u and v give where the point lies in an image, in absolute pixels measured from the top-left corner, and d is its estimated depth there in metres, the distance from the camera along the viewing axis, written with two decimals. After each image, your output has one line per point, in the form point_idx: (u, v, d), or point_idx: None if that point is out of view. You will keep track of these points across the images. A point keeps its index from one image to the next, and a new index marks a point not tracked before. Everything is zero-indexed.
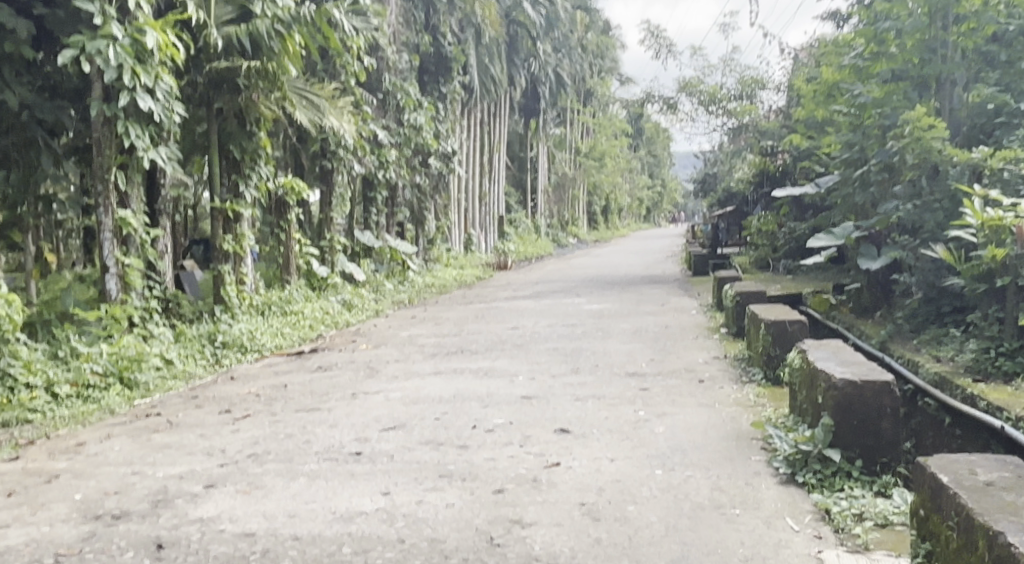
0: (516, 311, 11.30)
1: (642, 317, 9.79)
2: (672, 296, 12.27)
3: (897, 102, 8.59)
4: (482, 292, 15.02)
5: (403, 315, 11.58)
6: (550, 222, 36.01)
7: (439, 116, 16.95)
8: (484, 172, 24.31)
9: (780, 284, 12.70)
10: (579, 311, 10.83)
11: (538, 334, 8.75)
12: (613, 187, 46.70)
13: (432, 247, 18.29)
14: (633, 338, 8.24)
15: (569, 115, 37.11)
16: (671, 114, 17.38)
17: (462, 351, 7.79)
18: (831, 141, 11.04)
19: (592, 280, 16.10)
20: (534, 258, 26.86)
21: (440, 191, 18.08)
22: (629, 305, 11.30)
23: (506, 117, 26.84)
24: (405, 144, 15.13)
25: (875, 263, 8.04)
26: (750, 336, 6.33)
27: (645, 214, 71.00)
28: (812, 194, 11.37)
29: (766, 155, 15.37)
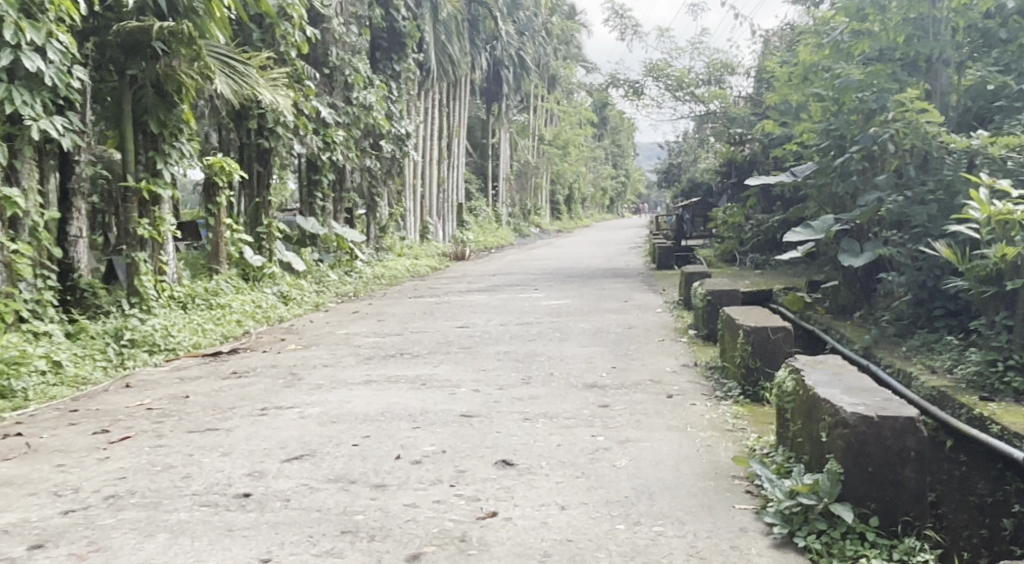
0: (468, 307, 10.43)
1: (602, 315, 9.01)
2: (636, 292, 11.51)
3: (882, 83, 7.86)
4: (435, 284, 14.11)
5: (346, 309, 10.64)
6: (512, 212, 35.16)
7: (392, 97, 16.01)
8: (442, 158, 23.42)
9: (750, 280, 11.97)
10: (536, 307, 10.02)
11: (489, 334, 7.91)
12: (577, 176, 45.97)
13: (385, 235, 17.35)
14: (593, 340, 7.45)
15: (532, 101, 36.28)
16: (636, 99, 16.61)
17: (401, 354, 6.92)
18: (806, 127, 10.34)
19: (552, 273, 15.28)
20: (494, 248, 26.01)
21: (393, 176, 17.14)
22: (588, 301, 10.52)
23: (466, 101, 25.93)
24: (355, 125, 14.18)
25: (858, 260, 7.29)
26: (725, 343, 5.54)
27: (609, 205, 70.48)
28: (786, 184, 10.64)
29: (735, 143, 14.67)
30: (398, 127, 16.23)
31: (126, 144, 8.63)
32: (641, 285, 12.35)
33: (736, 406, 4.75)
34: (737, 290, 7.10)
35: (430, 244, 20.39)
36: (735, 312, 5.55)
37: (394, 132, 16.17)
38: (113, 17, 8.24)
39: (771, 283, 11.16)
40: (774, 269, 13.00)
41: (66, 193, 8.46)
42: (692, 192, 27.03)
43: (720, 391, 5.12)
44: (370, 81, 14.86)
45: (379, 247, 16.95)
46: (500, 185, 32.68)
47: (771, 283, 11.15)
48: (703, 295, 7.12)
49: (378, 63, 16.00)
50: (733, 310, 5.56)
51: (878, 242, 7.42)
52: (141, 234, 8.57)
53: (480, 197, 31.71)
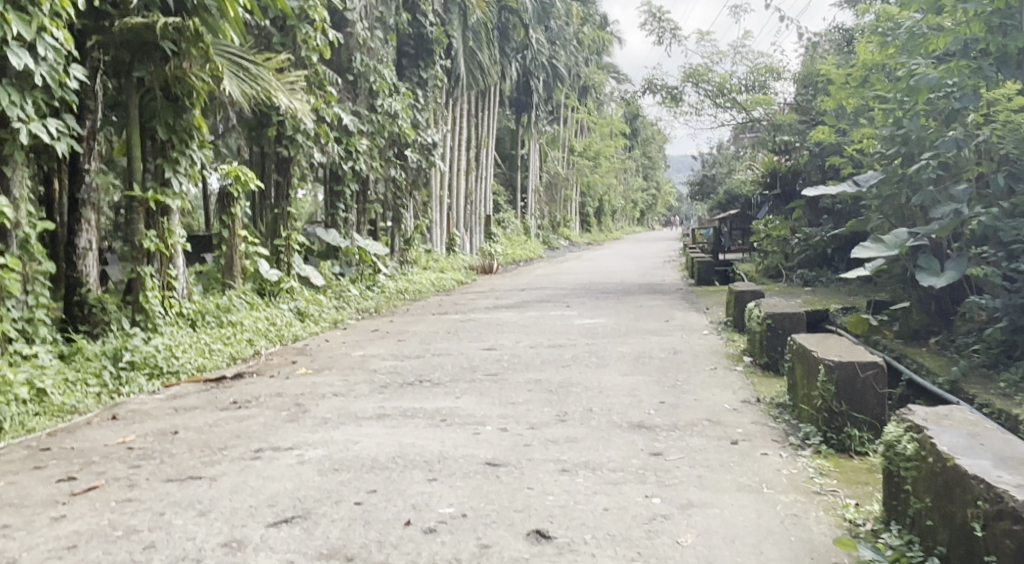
0: (496, 325, 9.74)
1: (643, 337, 8.25)
2: (676, 311, 10.72)
3: (967, 80, 7.05)
4: (461, 300, 13.43)
5: (366, 327, 9.98)
6: (541, 224, 34.43)
7: (418, 105, 15.39)
8: (470, 168, 22.77)
9: (799, 298, 11.15)
10: (569, 327, 9.28)
11: (518, 359, 7.20)
12: (607, 188, 45.16)
13: (410, 248, 16.70)
14: (634, 367, 6.70)
15: (563, 112, 35.57)
16: (674, 107, 15.84)
17: (422, 382, 6.23)
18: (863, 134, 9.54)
19: (585, 288, 14.52)
20: (523, 261, 25.27)
21: (419, 187, 16.53)
22: (626, 321, 9.76)
23: (496, 111, 25.28)
24: (379, 133, 13.59)
25: (942, 279, 6.55)
26: (798, 380, 4.85)
27: (639, 217, 69.58)
28: (842, 194, 9.80)
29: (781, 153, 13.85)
30: (424, 136, 15.61)
31: (132, 151, 7.91)
32: (681, 304, 11.57)
33: (818, 458, 4.06)
34: (801, 314, 6.35)
35: (457, 257, 19.71)
36: (807, 344, 4.85)
37: (419, 142, 15.56)
38: (117, 12, 7.51)
39: (823, 302, 10.34)
40: (824, 288, 12.15)
41: (72, 202, 7.83)
42: (728, 205, 26.16)
43: (795, 436, 4.41)
44: (396, 88, 14.26)
45: (403, 261, 16.30)
46: (530, 197, 31.97)
47: (822, 303, 10.33)
48: (763, 318, 6.38)
49: (405, 70, 15.41)
50: (804, 341, 4.86)
51: (961, 261, 6.66)
52: (147, 246, 7.86)
53: (509, 209, 31.01)
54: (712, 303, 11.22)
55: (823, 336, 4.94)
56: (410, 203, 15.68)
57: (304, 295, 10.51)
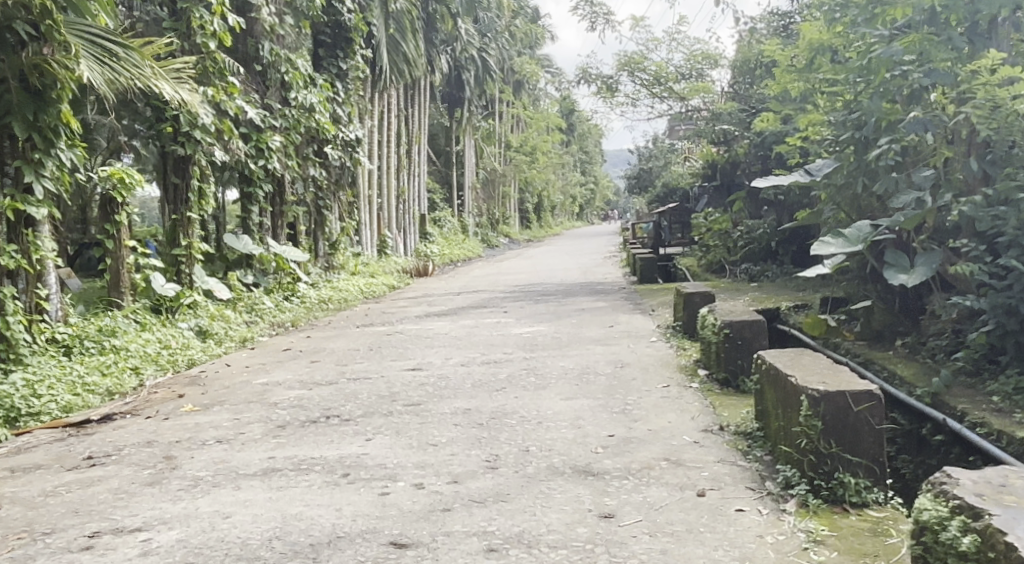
0: (423, 338, 8.81)
1: (585, 349, 7.41)
2: (620, 315, 9.93)
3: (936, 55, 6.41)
4: (390, 307, 12.45)
5: (279, 344, 8.95)
6: (479, 222, 33.46)
7: (337, 99, 14.42)
8: (401, 166, 21.76)
9: (749, 296, 10.45)
10: (504, 337, 8.39)
11: (445, 381, 6.28)
12: (545, 183, 44.39)
13: (336, 252, 15.62)
14: (577, 387, 5.84)
15: (497, 106, 34.63)
16: (610, 97, 15.08)
17: (329, 417, 5.27)
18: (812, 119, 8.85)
19: (523, 290, 13.68)
20: (461, 262, 24.32)
21: (344, 186, 15.54)
22: (568, 328, 8.93)
23: (426, 105, 24.26)
24: (295, 128, 12.70)
25: (915, 278, 5.85)
26: (770, 409, 4.05)
27: (578, 212, 69.06)
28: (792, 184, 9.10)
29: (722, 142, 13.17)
30: (345, 130, 14.66)
31: None
32: (626, 306, 10.78)
33: (806, 516, 3.22)
34: (763, 320, 5.58)
35: (388, 260, 18.67)
36: (776, 366, 4.06)
37: (341, 136, 14.61)
38: None
39: (776, 300, 9.64)
40: (774, 284, 11.50)
41: None
42: (668, 197, 25.60)
43: (772, 482, 3.59)
44: (311, 79, 13.31)
45: (329, 266, 15.24)
46: (466, 194, 31.01)
47: (775, 300, 9.64)
48: (721, 328, 5.58)
49: (321, 62, 14.36)
50: (772, 363, 4.08)
51: (934, 256, 5.99)
52: (6, 263, 6.69)
53: (446, 207, 30.02)
54: (658, 304, 10.46)
55: (794, 357, 4.20)
56: (333, 204, 14.73)
57: (209, 311, 9.47)
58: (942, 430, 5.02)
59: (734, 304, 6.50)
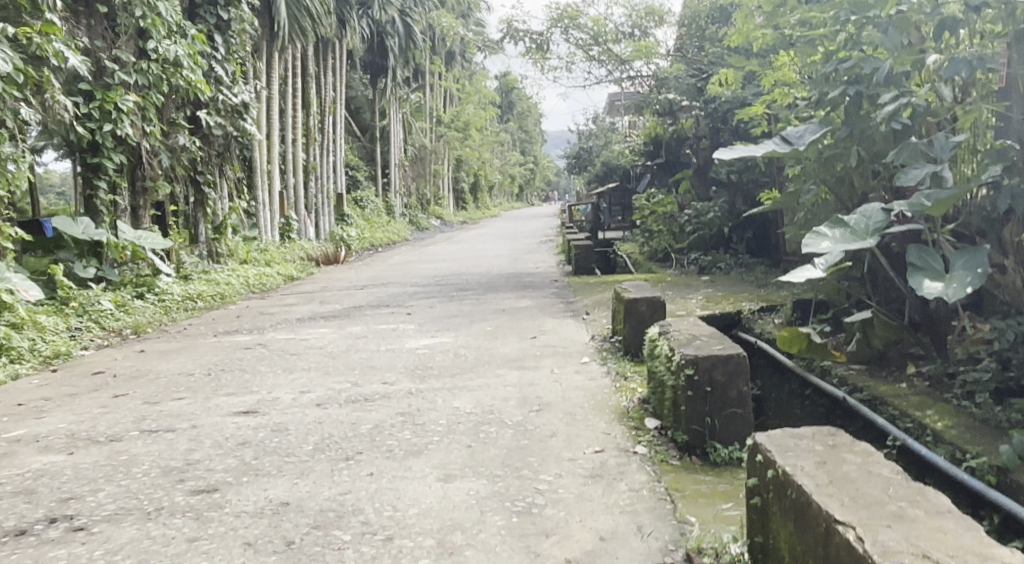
0: (290, 352, 6.79)
1: (491, 376, 5.48)
2: (545, 319, 8.04)
3: None
4: (275, 305, 10.38)
5: (98, 365, 6.88)
6: (407, 202, 31.28)
7: (214, 55, 12.37)
8: (310, 139, 19.57)
9: (703, 294, 8.66)
10: (390, 355, 6.42)
11: (276, 438, 4.31)
12: (480, 162, 42.30)
13: (224, 237, 13.37)
14: (464, 451, 3.93)
15: (428, 78, 32.37)
16: (541, 60, 13.12)
17: (52, 522, 3.31)
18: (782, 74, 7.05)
19: (438, 283, 11.73)
20: (382, 246, 22.20)
21: (231, 160, 13.44)
22: (476, 339, 7.00)
23: (342, 73, 21.96)
24: (156, 88, 10.74)
25: (950, 290, 4.05)
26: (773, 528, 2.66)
27: (517, 194, 67.24)
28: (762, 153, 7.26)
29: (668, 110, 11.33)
30: (228, 94, 12.58)
31: None
32: (554, 307, 8.88)
33: None
34: (744, 355, 3.69)
35: (292, 246, 16.50)
36: (773, 456, 2.71)
37: (222, 100, 12.55)
38: None
39: (737, 302, 7.84)
40: (729, 279, 9.74)
41: None
42: (608, 177, 23.88)
43: None
44: (179, 30, 11.26)
45: (211, 255, 13.05)
46: (392, 172, 28.76)
47: (736, 301, 7.85)
48: (680, 368, 3.69)
49: (197, 10, 12.34)
50: (768, 449, 2.72)
51: (975, 257, 4.18)
52: None
53: (370, 187, 27.74)
54: (593, 305, 8.60)
55: (799, 428, 2.89)
56: (214, 180, 12.70)
57: (19, 315, 7.76)
58: (1018, 532, 3.34)
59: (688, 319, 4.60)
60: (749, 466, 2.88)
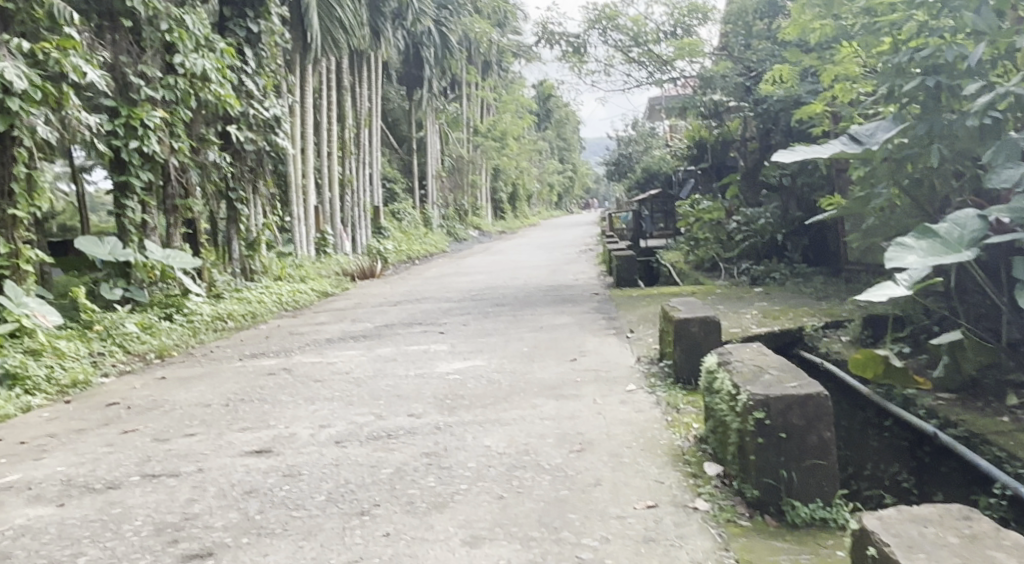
0: (316, 378, 6.31)
1: (528, 407, 4.96)
2: (587, 338, 7.49)
3: None
4: (306, 323, 9.98)
5: (112, 395, 6.49)
6: (445, 213, 30.92)
7: (244, 69, 12.02)
8: (346, 152, 19.26)
9: (757, 307, 8.07)
10: (420, 382, 5.93)
11: (287, 486, 3.84)
12: (518, 171, 41.85)
13: (258, 255, 13.02)
14: (497, 505, 3.41)
15: (464, 88, 32.03)
16: (579, 64, 12.59)
17: None
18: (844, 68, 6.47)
19: (475, 298, 11.25)
20: (420, 258, 21.81)
21: (264, 175, 13.11)
22: (513, 361, 6.47)
23: (377, 84, 21.67)
24: (184, 103, 10.39)
25: None
26: None
27: (557, 202, 66.71)
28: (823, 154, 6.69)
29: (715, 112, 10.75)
30: (260, 108, 12.24)
31: None
32: (597, 323, 8.32)
33: None
34: (824, 395, 3.24)
35: (327, 261, 16.14)
36: (892, 550, 2.64)
37: (254, 114, 12.21)
38: None
39: (796, 317, 7.22)
40: (784, 291, 9.10)
41: None
42: (649, 184, 23.26)
43: None
44: (208, 43, 10.88)
45: (244, 272, 12.70)
46: (429, 183, 28.38)
47: (795, 317, 7.24)
48: (749, 410, 3.24)
49: (226, 23, 12.17)
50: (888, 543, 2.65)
51: None
52: None
53: (407, 198, 27.38)
54: (639, 321, 8.03)
55: (923, 511, 2.80)
56: (246, 196, 12.37)
57: (40, 341, 7.45)
58: None
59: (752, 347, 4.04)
60: (862, 553, 2.81)
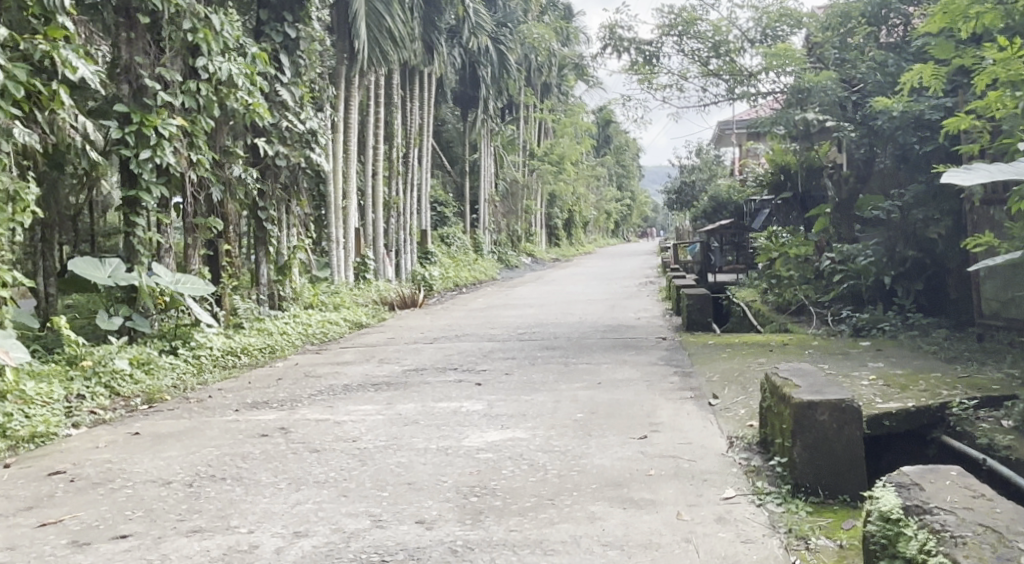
0: (313, 446, 4.98)
1: (584, 520, 3.57)
2: (656, 402, 6.04)
3: None
4: (329, 361, 8.67)
5: (63, 455, 5.21)
6: (496, 239, 29.64)
7: (278, 78, 10.75)
8: (393, 171, 18.08)
9: (871, 370, 6.56)
10: (442, 462, 4.56)
11: None
12: (574, 197, 40.41)
13: (288, 279, 11.79)
14: None
15: (521, 110, 30.81)
16: (649, 77, 11.17)
17: None
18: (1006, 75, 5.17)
19: (524, 339, 9.84)
20: (468, 286, 20.51)
21: (298, 194, 11.89)
22: (565, 435, 5.06)
23: (429, 102, 20.54)
24: (207, 111, 9.00)
25: None
26: None
27: (613, 230, 65.12)
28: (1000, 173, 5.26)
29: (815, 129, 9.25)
30: (295, 120, 11.01)
31: None
32: (667, 380, 6.87)
33: None
34: None
35: (367, 288, 14.89)
36: None
37: (287, 127, 11.00)
38: None
39: (928, 390, 5.68)
40: (897, 349, 7.57)
41: None
42: (716, 216, 21.68)
43: None
44: (238, 46, 9.57)
45: (271, 299, 11.50)
46: (481, 207, 27.14)
47: (925, 390, 5.70)
48: None
49: (262, 26, 10.84)
50: None
51: None
52: None
53: (458, 222, 26.16)
54: (722, 382, 6.55)
55: None
56: (276, 216, 11.19)
57: (5, 382, 6.09)
58: None
59: (935, 475, 3.16)
60: None
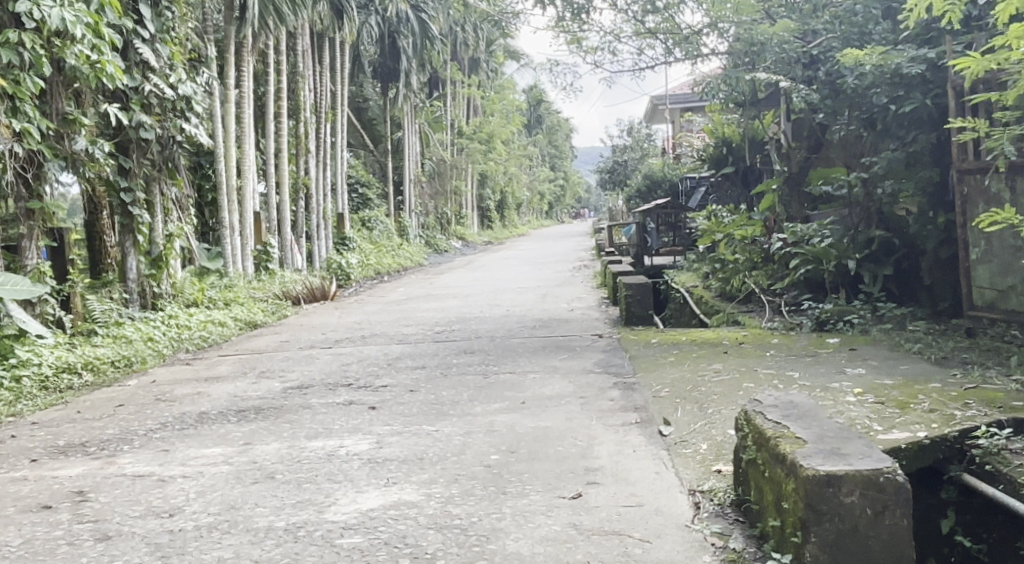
0: (108, 531, 3.53)
1: None
2: (592, 432, 4.67)
3: None
4: (196, 378, 7.11)
5: None
6: (424, 222, 28.03)
7: (139, 32, 9.21)
8: (302, 148, 16.41)
9: (855, 376, 5.31)
10: (285, 557, 3.15)
11: None
12: (505, 177, 38.93)
13: (162, 272, 10.27)
14: None
15: (447, 85, 29.17)
16: (579, 36, 9.79)
17: None
18: None
19: (437, 340, 8.40)
20: (389, 273, 18.94)
21: (170, 172, 10.36)
22: (468, 497, 3.67)
23: (343, 73, 18.85)
24: (36, 68, 7.47)
25: None
26: None
27: (547, 210, 63.93)
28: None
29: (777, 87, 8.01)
30: (160, 84, 9.54)
31: None
32: (606, 397, 5.50)
33: None
34: None
35: (268, 279, 13.31)
36: None
37: (149, 91, 9.51)
38: None
39: (939, 409, 4.41)
40: (874, 347, 6.36)
41: None
42: (651, 194, 20.42)
43: None
44: None
45: (141, 298, 9.97)
46: (406, 188, 25.49)
47: (934, 409, 4.41)
48: None
49: None
50: None
51: None
52: None
53: (380, 205, 24.50)
54: (674, 398, 5.22)
55: None
56: (142, 198, 9.68)
57: None
58: None
59: None
60: None
